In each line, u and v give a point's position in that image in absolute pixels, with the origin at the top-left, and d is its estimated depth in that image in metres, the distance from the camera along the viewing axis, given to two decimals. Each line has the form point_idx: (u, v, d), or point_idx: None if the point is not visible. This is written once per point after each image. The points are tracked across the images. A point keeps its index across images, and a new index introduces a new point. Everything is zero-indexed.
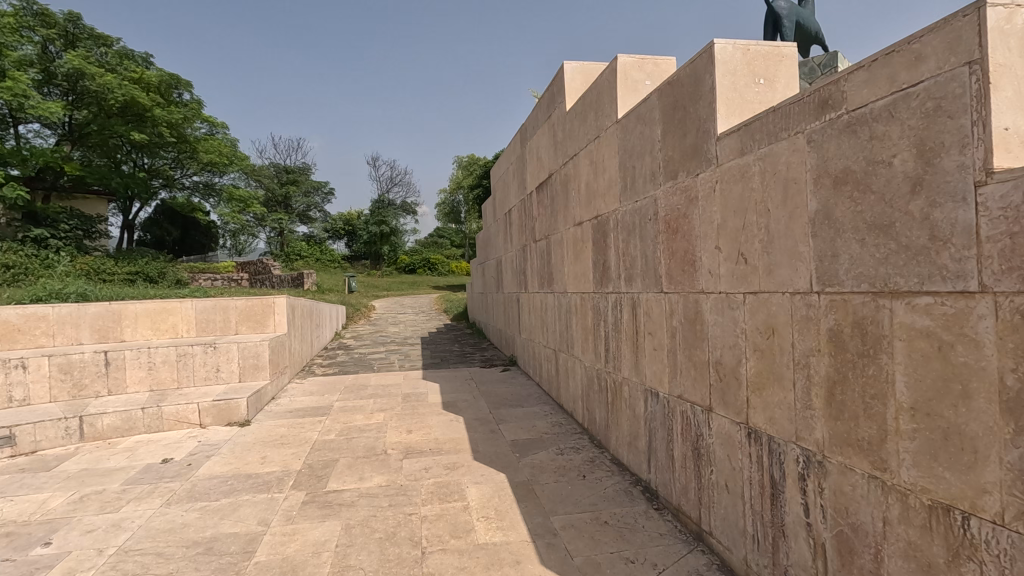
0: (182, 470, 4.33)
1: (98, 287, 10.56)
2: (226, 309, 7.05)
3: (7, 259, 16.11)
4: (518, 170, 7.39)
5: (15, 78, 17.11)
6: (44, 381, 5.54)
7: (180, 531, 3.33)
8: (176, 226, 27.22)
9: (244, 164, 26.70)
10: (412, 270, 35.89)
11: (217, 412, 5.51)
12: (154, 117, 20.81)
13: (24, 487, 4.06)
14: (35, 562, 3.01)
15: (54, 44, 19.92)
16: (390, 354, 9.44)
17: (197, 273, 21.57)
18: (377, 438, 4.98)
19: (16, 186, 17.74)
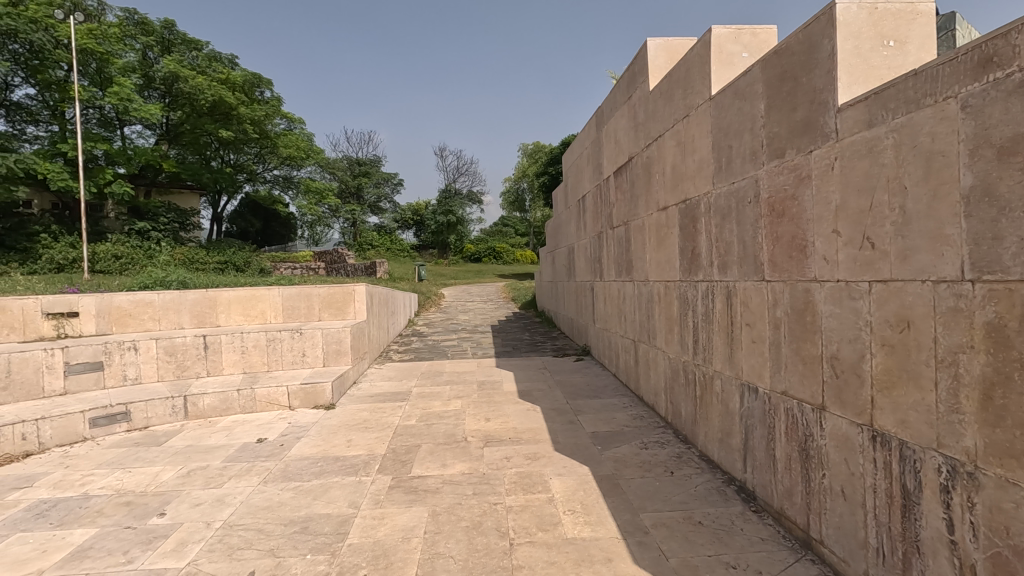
0: (275, 450, 4.54)
1: (195, 276, 11.29)
2: (310, 297, 7.33)
3: (115, 249, 17.85)
4: (593, 155, 7.18)
5: (121, 83, 18.63)
6: (153, 363, 5.97)
7: (277, 509, 3.47)
8: (258, 218, 28.84)
9: (320, 157, 27.82)
10: (478, 259, 36.38)
11: (305, 395, 5.75)
12: (239, 115, 22.10)
13: (141, 460, 4.39)
14: (152, 532, 3.23)
15: (152, 50, 21.47)
16: (462, 341, 9.54)
17: (279, 263, 22.78)
18: (456, 425, 5.01)
19: (123, 183, 19.39)
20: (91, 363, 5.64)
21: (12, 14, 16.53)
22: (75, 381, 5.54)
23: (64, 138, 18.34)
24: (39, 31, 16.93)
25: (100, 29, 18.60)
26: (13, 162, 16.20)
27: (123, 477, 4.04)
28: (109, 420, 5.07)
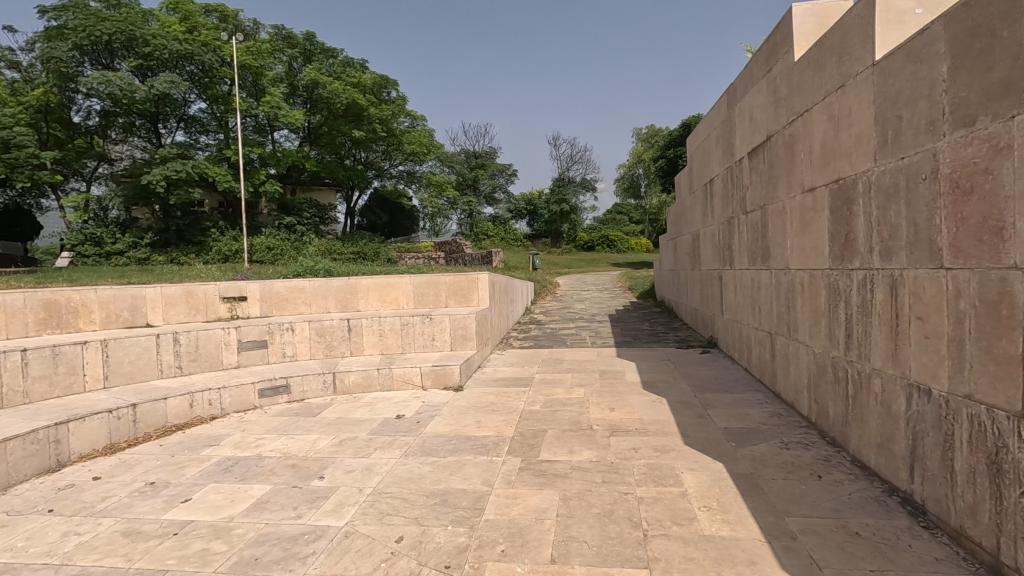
0: (413, 426, 4.87)
1: (336, 265, 12.40)
2: (437, 285, 7.75)
3: (270, 242, 20.34)
4: (722, 136, 6.78)
5: (271, 94, 20.91)
6: (307, 342, 6.68)
7: (419, 481, 3.73)
8: (385, 211, 30.98)
9: (440, 151, 29.13)
10: (591, 247, 36.10)
11: (436, 376, 6.11)
12: (369, 115, 23.84)
13: (301, 428, 4.95)
14: (314, 492, 3.63)
15: (297, 61, 23.73)
16: (581, 330, 9.52)
17: (404, 253, 24.35)
18: (580, 413, 5.03)
19: (274, 182, 21.77)
20: (258, 341, 6.43)
21: (189, 40, 19.22)
22: (246, 356, 6.36)
23: (228, 144, 20.97)
24: (209, 52, 19.57)
25: (255, 46, 21.00)
26: (191, 168, 18.88)
27: (289, 442, 4.59)
28: (273, 391, 5.77)
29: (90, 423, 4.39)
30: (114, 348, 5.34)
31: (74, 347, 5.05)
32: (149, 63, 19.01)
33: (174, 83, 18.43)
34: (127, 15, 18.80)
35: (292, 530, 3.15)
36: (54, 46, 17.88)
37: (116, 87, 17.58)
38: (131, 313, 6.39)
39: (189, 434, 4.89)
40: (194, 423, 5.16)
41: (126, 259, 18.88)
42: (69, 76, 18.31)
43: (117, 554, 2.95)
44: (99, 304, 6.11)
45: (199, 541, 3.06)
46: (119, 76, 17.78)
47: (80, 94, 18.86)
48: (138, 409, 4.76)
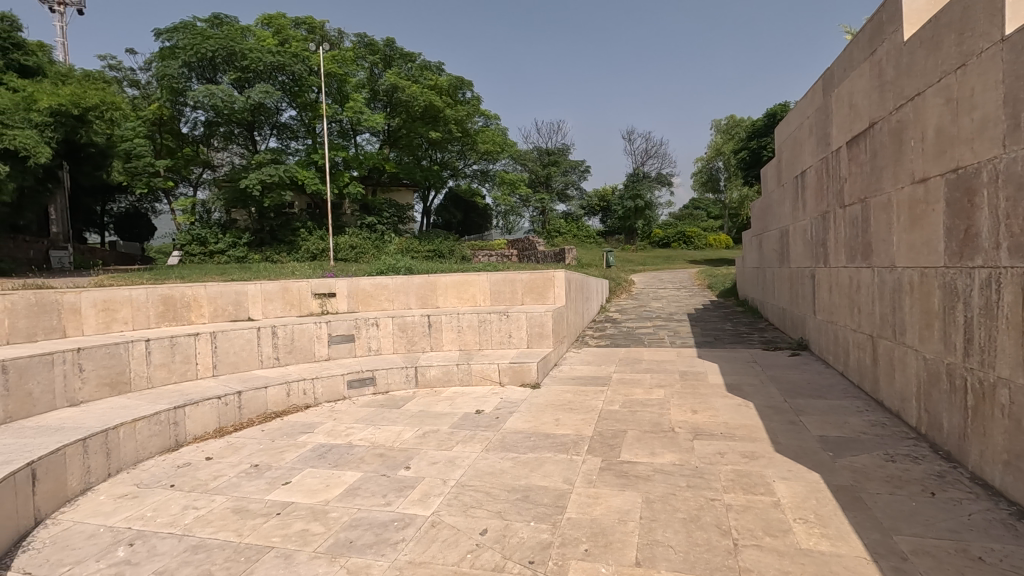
0: (492, 422, 4.96)
1: (414, 263, 12.79)
2: (514, 282, 7.82)
3: (352, 241, 21.43)
4: (817, 124, 6.36)
5: (354, 99, 21.94)
6: (390, 337, 6.97)
7: (501, 476, 3.79)
8: (459, 210, 31.65)
9: (513, 150, 29.31)
10: (666, 244, 35.10)
11: (513, 373, 6.19)
12: (446, 117, 24.45)
13: (386, 419, 5.17)
14: (402, 481, 3.79)
15: (378, 66, 24.72)
16: (658, 330, 9.28)
17: (478, 251, 24.81)
18: (661, 414, 4.91)
19: (357, 184, 22.84)
20: (345, 335, 6.77)
21: (281, 52, 20.58)
22: (335, 349, 6.71)
23: (315, 149, 22.24)
24: (299, 62, 20.86)
25: (339, 55, 22.14)
26: (283, 172, 20.23)
27: (376, 432, 4.81)
28: (360, 383, 6.06)
29: (203, 408, 4.82)
30: (221, 340, 5.83)
31: (188, 338, 5.57)
32: (246, 75, 20.47)
33: (269, 93, 19.80)
34: (228, 32, 20.38)
35: (383, 516, 3.30)
36: (167, 65, 19.74)
37: (219, 99, 19.13)
38: (234, 308, 6.92)
39: (286, 421, 5.24)
40: (290, 411, 5.53)
41: (227, 257, 20.61)
42: (179, 90, 20.10)
43: (229, 529, 3.23)
44: (208, 300, 6.68)
45: (299, 522, 3.27)
46: (222, 89, 19.33)
47: (188, 107, 20.65)
48: (242, 396, 5.16)
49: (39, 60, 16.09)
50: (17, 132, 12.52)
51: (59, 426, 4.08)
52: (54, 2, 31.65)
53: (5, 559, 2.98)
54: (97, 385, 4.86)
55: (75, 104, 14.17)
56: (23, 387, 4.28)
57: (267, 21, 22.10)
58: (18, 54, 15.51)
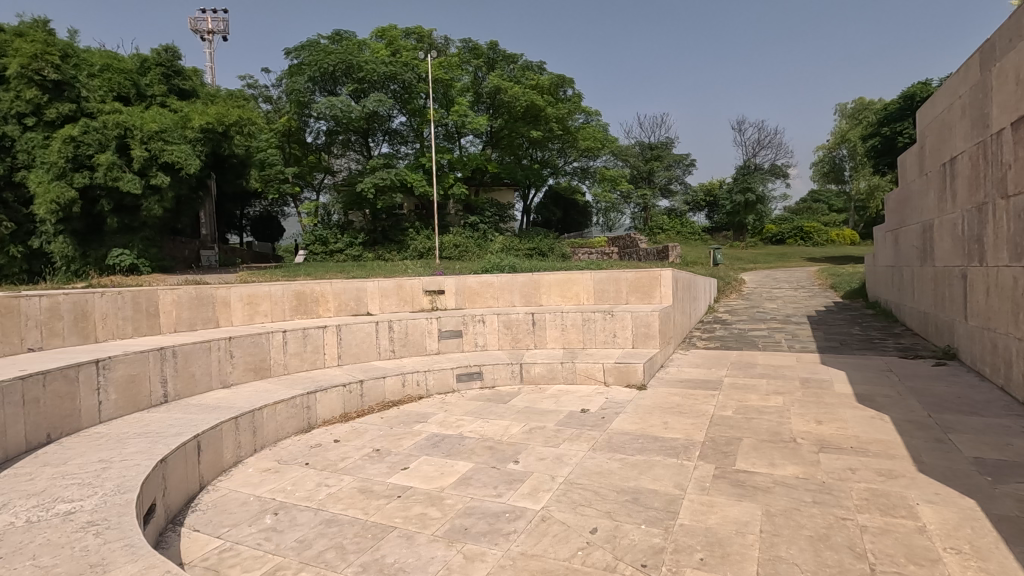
0: (599, 421, 4.94)
1: (517, 262, 12.96)
2: (618, 281, 7.73)
3: (456, 240, 22.28)
4: (972, 104, 5.61)
5: (459, 104, 22.74)
6: (495, 334, 7.16)
7: (609, 477, 3.77)
8: (559, 208, 31.69)
9: (614, 145, 28.69)
10: (781, 240, 32.72)
11: (618, 373, 6.11)
12: (547, 115, 24.63)
13: (494, 413, 5.34)
14: (511, 475, 3.89)
15: (482, 70, 25.41)
16: (774, 332, 8.68)
17: (578, 248, 24.71)
18: (780, 423, 4.61)
19: (461, 185, 23.64)
20: (454, 331, 7.05)
21: (393, 62, 21.87)
22: (444, 344, 7.02)
23: (423, 152, 23.37)
24: (409, 71, 22.02)
25: (446, 61, 23.10)
26: (394, 175, 21.49)
27: (484, 425, 4.99)
28: (469, 377, 6.30)
29: (331, 394, 5.28)
30: (345, 332, 6.33)
31: (317, 330, 6.13)
32: (362, 86, 21.97)
33: (382, 101, 21.09)
34: (347, 47, 22.00)
35: (495, 507, 3.42)
36: (296, 81, 21.68)
37: (338, 110, 20.73)
38: (355, 303, 7.46)
39: (402, 410, 5.58)
40: (406, 400, 5.88)
41: (344, 256, 22.29)
42: (304, 104, 21.97)
43: (356, 507, 3.52)
44: (333, 296, 7.27)
45: (418, 506, 3.49)
46: (341, 100, 20.92)
47: (312, 118, 22.53)
48: (364, 384, 5.58)
49: (194, 83, 18.38)
50: (174, 148, 14.59)
51: (216, 405, 4.68)
52: (204, 31, 35.94)
53: (179, 516, 3.48)
54: (244, 370, 5.50)
55: (218, 121, 16.05)
56: (188, 369, 4.96)
57: (381, 34, 23.56)
58: (179, 80, 17.86)
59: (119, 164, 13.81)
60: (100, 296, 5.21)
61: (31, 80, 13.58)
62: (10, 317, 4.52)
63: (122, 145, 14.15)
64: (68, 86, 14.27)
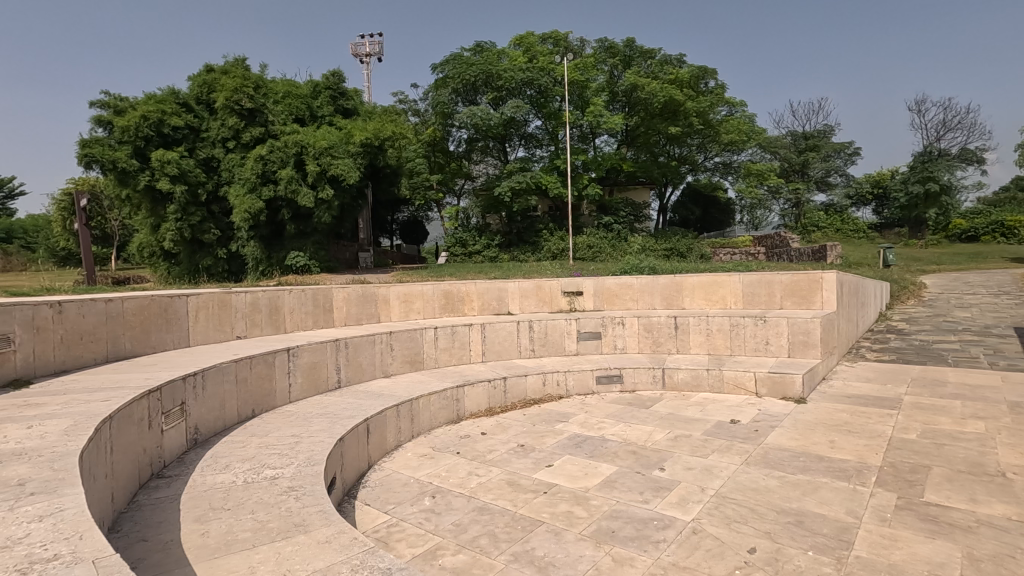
0: (752, 434, 4.62)
1: (659, 263, 12.50)
2: (771, 284, 7.20)
3: (590, 241, 22.31)
4: None
5: (594, 105, 22.63)
6: (635, 336, 7.02)
7: (767, 495, 3.51)
8: (698, 206, 30.08)
9: (762, 137, 26.39)
10: (973, 237, 27.78)
11: (773, 384, 5.67)
12: (686, 110, 23.55)
13: (636, 418, 5.24)
14: (658, 482, 3.80)
15: (618, 68, 24.96)
16: (968, 346, 7.40)
17: (718, 249, 23.25)
18: (982, 453, 3.94)
19: (595, 185, 23.48)
20: (593, 332, 7.03)
21: (530, 68, 22.42)
22: (583, 345, 7.03)
23: (558, 155, 23.62)
24: (544, 75, 22.36)
25: (581, 62, 23.13)
26: (530, 178, 22.00)
27: (626, 429, 4.93)
28: (608, 379, 6.25)
29: (477, 389, 5.58)
30: (489, 330, 6.64)
31: (464, 327, 6.50)
32: (501, 94, 22.81)
33: (519, 107, 21.73)
34: (487, 58, 23.01)
35: (642, 513, 3.36)
36: (441, 94, 23.11)
37: (479, 118, 21.76)
38: (497, 303, 7.74)
39: (543, 408, 5.72)
40: (546, 399, 6.01)
41: (482, 257, 23.31)
42: (448, 114, 23.32)
43: (505, 498, 3.68)
44: (477, 295, 7.62)
45: (564, 503, 3.55)
46: (482, 108, 21.95)
47: (454, 128, 23.83)
48: (508, 381, 5.81)
49: (356, 102, 20.35)
50: (339, 162, 16.17)
51: (380, 392, 5.18)
52: (362, 54, 39.88)
53: (353, 490, 3.92)
54: (401, 361, 6.02)
55: (376, 136, 17.61)
56: (357, 358, 5.56)
57: (518, 42, 24.22)
58: (343, 101, 20.01)
59: (296, 178, 15.88)
60: (289, 294, 6.05)
61: (232, 109, 16.17)
62: (226, 309, 5.44)
63: (299, 161, 16.21)
64: (259, 113, 16.73)
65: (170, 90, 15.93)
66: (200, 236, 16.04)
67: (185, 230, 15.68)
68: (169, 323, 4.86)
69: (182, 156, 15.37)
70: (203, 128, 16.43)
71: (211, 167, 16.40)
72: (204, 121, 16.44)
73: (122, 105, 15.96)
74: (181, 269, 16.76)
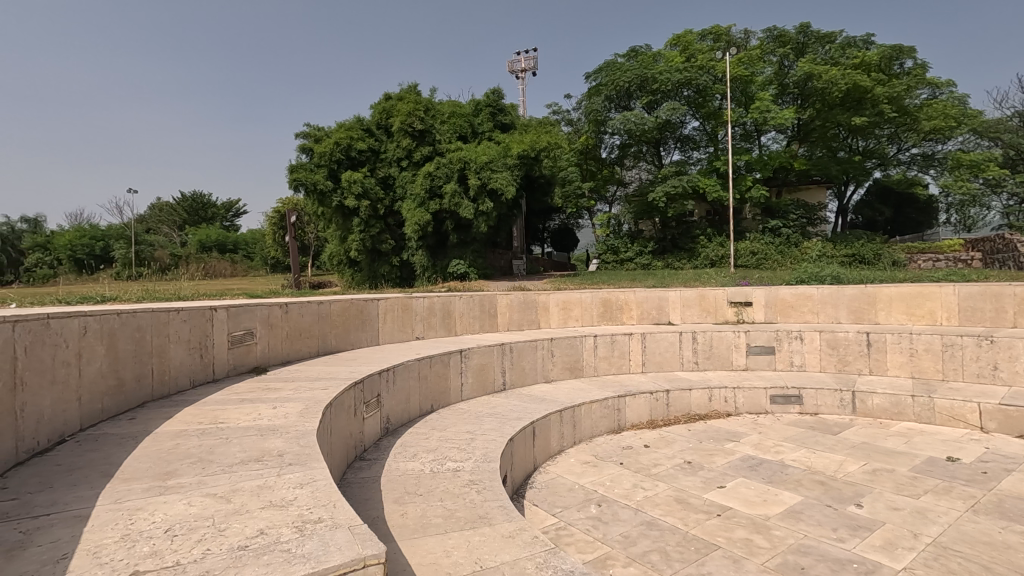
0: (978, 477, 3.88)
1: (846, 271, 11.10)
2: (999, 298, 6.12)
3: (754, 246, 20.65)
4: None
5: (761, 99, 20.96)
6: (817, 353, 6.32)
7: (1006, 552, 2.92)
8: (889, 205, 26.16)
9: (978, 120, 22.05)
10: None
11: (1005, 419, 4.76)
12: (875, 96, 20.69)
13: (822, 444, 4.71)
14: (854, 520, 3.37)
15: (789, 58, 22.78)
16: None
17: (916, 254, 19.88)
18: None
19: (760, 186, 21.59)
20: (766, 346, 6.46)
21: (688, 67, 21.40)
22: (754, 360, 6.49)
23: (718, 156, 22.20)
24: (704, 74, 21.20)
25: (746, 55, 21.49)
26: (686, 182, 20.99)
27: (810, 456, 4.45)
28: (785, 399, 5.70)
29: (639, 400, 5.47)
30: (649, 340, 6.46)
31: (624, 336, 6.42)
32: (656, 97, 22.17)
33: (675, 109, 20.91)
34: (642, 61, 22.59)
35: (838, 553, 3.01)
36: (594, 101, 23.12)
37: (633, 124, 21.38)
38: (657, 312, 7.48)
39: (710, 425, 5.40)
40: (713, 415, 5.67)
41: (634, 264, 22.78)
42: (601, 121, 23.22)
43: (675, 515, 3.55)
44: (637, 304, 7.44)
45: (742, 530, 3.31)
46: (635, 113, 21.54)
47: (607, 134, 23.74)
48: (670, 394, 5.60)
49: (513, 117, 21.28)
50: (499, 175, 17.00)
51: (543, 397, 5.32)
52: (519, 70, 41.57)
53: (521, 489, 4.09)
54: (561, 368, 6.14)
55: (532, 148, 18.23)
56: (521, 363, 5.80)
57: (675, 41, 23.28)
58: (502, 116, 20.99)
59: (459, 192, 17.06)
60: (459, 299, 6.52)
61: (406, 132, 17.94)
62: (408, 312, 6.03)
63: (462, 176, 17.36)
64: (428, 133, 18.31)
65: (357, 118, 18.17)
66: (378, 246, 18.01)
67: (366, 241, 17.73)
68: (364, 323, 5.53)
69: (365, 177, 17.45)
70: (382, 149, 18.44)
71: (387, 185, 18.34)
72: (383, 144, 18.46)
73: (319, 135, 18.59)
74: (362, 276, 18.91)
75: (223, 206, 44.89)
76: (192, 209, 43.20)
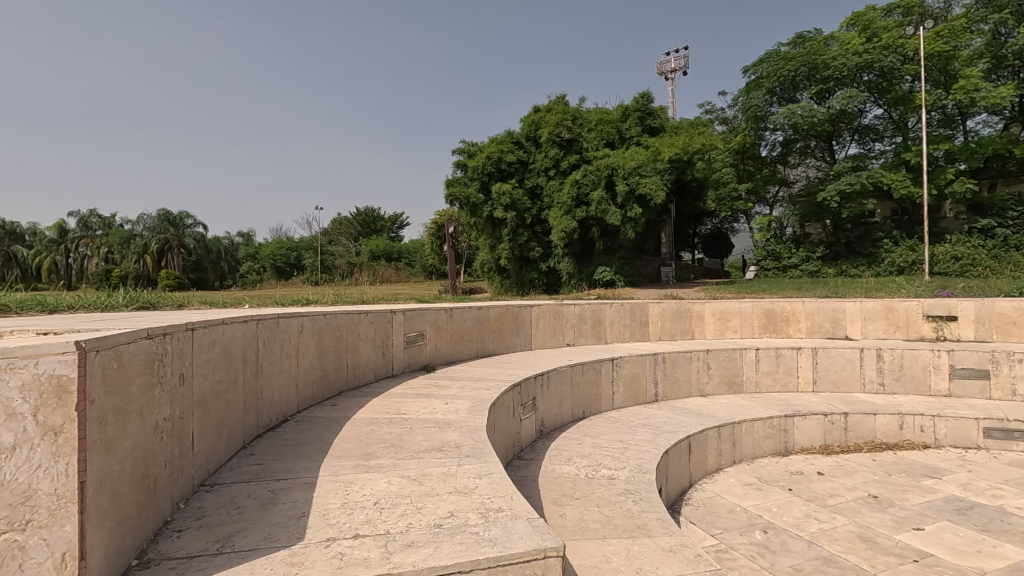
0: None
1: None
2: None
3: (956, 250, 17.47)
4: None
5: (967, 75, 17.71)
6: None
7: None
8: None
9: None
10: None
11: None
12: None
13: None
14: None
15: (1007, 24, 19.01)
16: None
17: None
18: None
19: (965, 180, 18.19)
20: (977, 370, 5.47)
21: (870, 49, 18.83)
22: (960, 385, 5.53)
23: (908, 147, 19.21)
24: (890, 54, 18.50)
25: (947, 27, 18.34)
26: (866, 178, 18.43)
27: None
28: (1005, 434, 4.77)
29: (811, 421, 4.96)
30: (823, 356, 5.83)
31: (791, 351, 5.88)
32: (828, 85, 19.91)
33: (853, 96, 18.52)
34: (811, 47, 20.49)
35: None
36: (753, 96, 21.52)
37: (799, 117, 19.45)
38: (832, 325, 6.70)
39: (901, 457, 4.73)
40: (905, 446, 4.94)
41: (799, 271, 20.57)
42: (761, 117, 21.53)
43: (858, 554, 3.17)
44: (806, 315, 6.75)
45: None
46: (803, 106, 19.55)
47: (768, 131, 21.88)
48: (850, 418, 5.00)
49: (662, 120, 20.54)
50: (648, 180, 16.50)
51: (699, 411, 5.08)
52: (668, 71, 40.09)
53: (678, 505, 3.96)
54: (719, 382, 5.81)
55: (684, 151, 17.53)
56: (674, 374, 5.62)
57: (854, 21, 20.69)
58: (651, 120, 20.34)
59: (606, 199, 16.89)
60: (610, 307, 6.51)
61: (554, 142, 18.34)
62: (559, 318, 6.17)
63: (610, 182, 17.04)
64: (576, 142, 18.48)
65: (507, 132, 19.01)
66: (526, 253, 18.70)
67: (515, 249, 18.54)
68: (518, 328, 5.79)
69: (513, 188, 18.09)
70: (530, 160, 19.03)
71: (535, 194, 18.88)
72: (532, 155, 19.05)
73: (473, 150, 19.80)
74: (511, 282, 19.74)
75: (389, 219, 49.77)
76: (365, 222, 48.60)
